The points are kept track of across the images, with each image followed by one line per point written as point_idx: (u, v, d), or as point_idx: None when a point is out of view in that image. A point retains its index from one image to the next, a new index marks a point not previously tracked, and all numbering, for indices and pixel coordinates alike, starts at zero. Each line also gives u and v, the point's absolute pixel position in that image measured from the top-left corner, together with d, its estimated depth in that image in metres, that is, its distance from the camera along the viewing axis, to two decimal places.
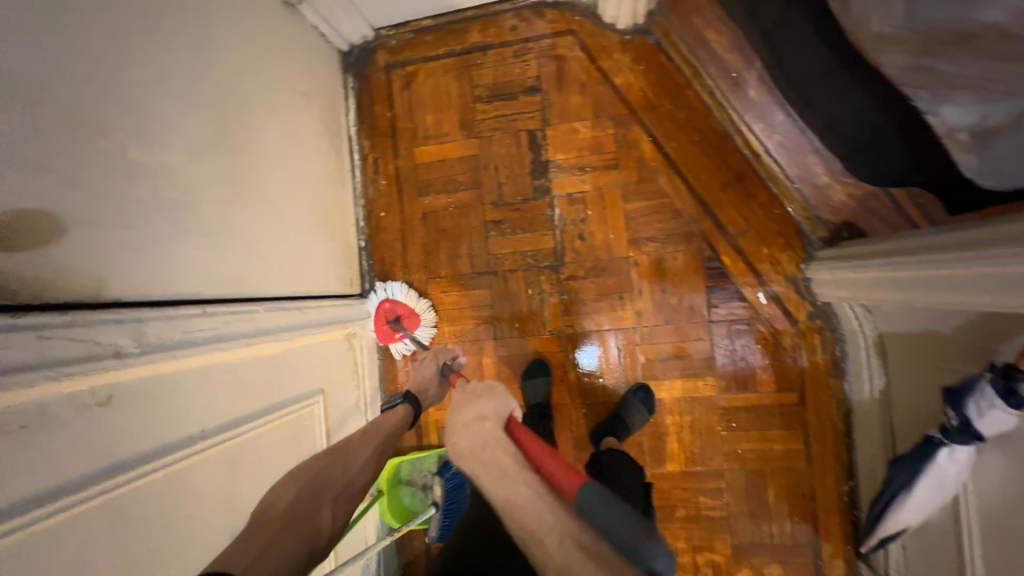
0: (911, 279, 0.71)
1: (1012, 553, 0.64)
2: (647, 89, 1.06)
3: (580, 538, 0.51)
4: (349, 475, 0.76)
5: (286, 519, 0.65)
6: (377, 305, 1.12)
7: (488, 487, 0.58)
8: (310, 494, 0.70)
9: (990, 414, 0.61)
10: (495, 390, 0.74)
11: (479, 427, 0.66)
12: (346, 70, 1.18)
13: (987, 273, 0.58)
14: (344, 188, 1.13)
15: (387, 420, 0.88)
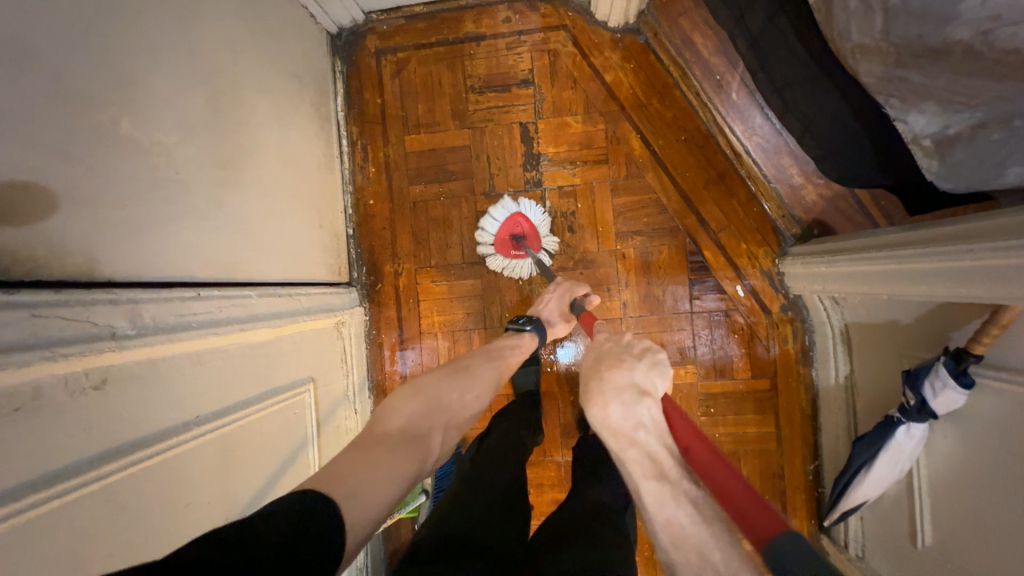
0: (875, 273, 0.78)
1: (960, 518, 0.72)
2: (636, 87, 1.09)
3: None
4: (469, 398, 0.77)
5: (401, 439, 0.63)
6: (511, 215, 1.09)
7: (640, 483, 0.56)
8: (424, 414, 0.69)
9: (943, 393, 0.68)
10: (654, 360, 0.68)
11: (637, 407, 0.61)
12: (334, 54, 1.15)
13: (943, 267, 0.64)
14: (332, 174, 1.11)
15: (514, 344, 0.91)
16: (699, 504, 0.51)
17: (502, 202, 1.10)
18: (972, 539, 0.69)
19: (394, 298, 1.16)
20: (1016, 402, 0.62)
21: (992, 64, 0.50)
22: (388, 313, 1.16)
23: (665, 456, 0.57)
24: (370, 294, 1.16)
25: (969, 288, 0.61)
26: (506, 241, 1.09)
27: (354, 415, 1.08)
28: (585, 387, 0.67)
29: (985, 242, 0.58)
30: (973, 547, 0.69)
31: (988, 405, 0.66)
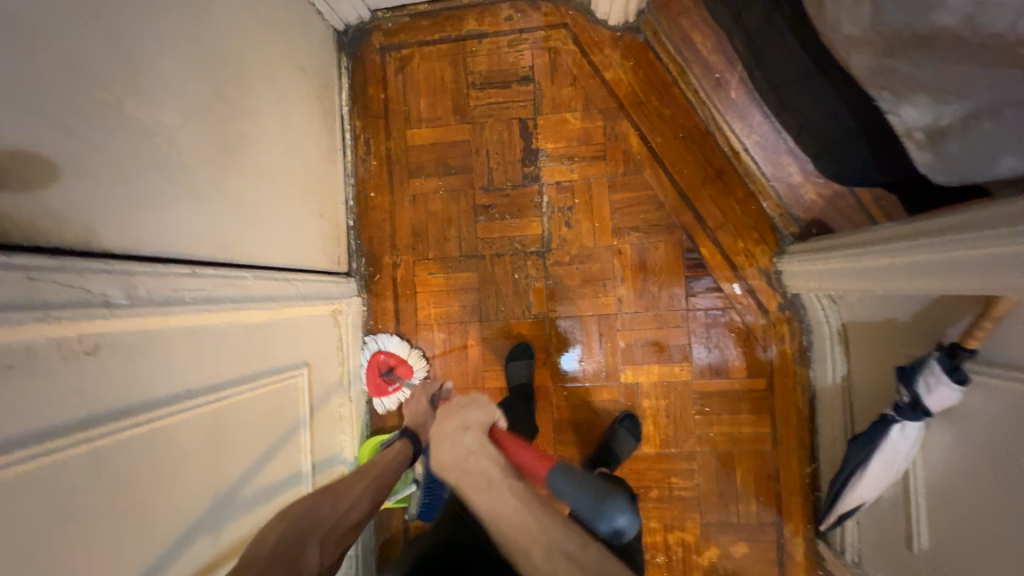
0: (871, 268, 0.77)
1: (956, 520, 0.70)
2: (635, 85, 1.10)
3: (566, 549, 0.59)
4: (343, 510, 0.71)
5: (272, 559, 0.60)
6: (370, 360, 1.13)
7: (472, 498, 0.65)
8: (295, 538, 0.64)
9: (936, 389, 0.66)
10: (482, 402, 0.77)
11: (463, 439, 0.70)
12: (341, 50, 1.18)
13: (939, 259, 0.63)
14: (336, 166, 1.14)
15: (384, 458, 0.85)
16: (521, 493, 0.64)
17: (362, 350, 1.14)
18: (969, 542, 0.67)
19: (392, 290, 1.17)
20: (1012, 399, 0.60)
21: (978, 52, 0.50)
22: (385, 306, 1.17)
23: (490, 463, 0.67)
24: (369, 285, 1.17)
25: (962, 278, 0.61)
26: (378, 381, 1.12)
27: (348, 403, 1.09)
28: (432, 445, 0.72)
29: (975, 232, 0.58)
30: (970, 550, 0.67)
31: (983, 402, 0.65)
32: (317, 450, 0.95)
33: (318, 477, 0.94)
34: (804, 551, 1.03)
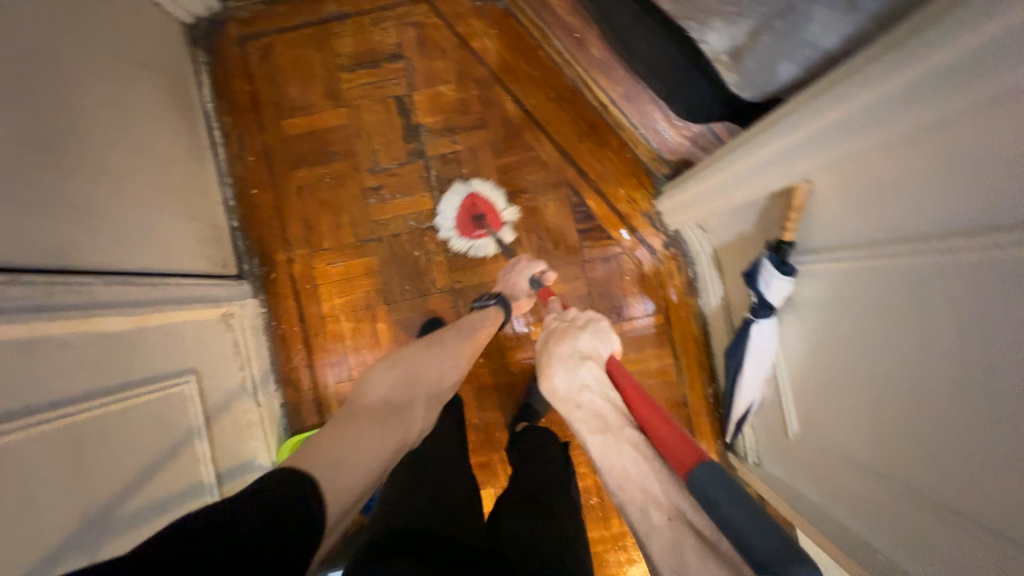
0: (718, 187, 0.84)
1: (817, 399, 0.78)
2: (504, 52, 1.13)
3: (695, 524, 0.50)
4: (443, 369, 0.82)
5: (379, 413, 0.71)
6: (467, 198, 1.11)
7: (589, 438, 0.64)
8: (402, 389, 0.75)
9: (772, 283, 0.74)
10: (598, 325, 0.80)
11: (581, 371, 0.72)
12: (194, 45, 1.12)
13: (758, 161, 0.70)
14: (204, 166, 1.09)
15: (481, 317, 0.93)
16: (642, 448, 0.59)
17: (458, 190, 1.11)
18: (828, 415, 0.76)
19: (290, 286, 1.14)
20: (834, 278, 0.68)
21: None
22: (285, 303, 1.13)
23: (608, 408, 0.66)
24: (263, 284, 1.13)
25: (781, 176, 0.68)
26: (469, 223, 1.11)
27: (256, 409, 1.04)
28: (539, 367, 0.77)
29: (775, 128, 0.64)
30: (830, 421, 0.76)
31: (811, 289, 0.74)
32: (220, 458, 0.91)
33: (225, 486, 0.90)
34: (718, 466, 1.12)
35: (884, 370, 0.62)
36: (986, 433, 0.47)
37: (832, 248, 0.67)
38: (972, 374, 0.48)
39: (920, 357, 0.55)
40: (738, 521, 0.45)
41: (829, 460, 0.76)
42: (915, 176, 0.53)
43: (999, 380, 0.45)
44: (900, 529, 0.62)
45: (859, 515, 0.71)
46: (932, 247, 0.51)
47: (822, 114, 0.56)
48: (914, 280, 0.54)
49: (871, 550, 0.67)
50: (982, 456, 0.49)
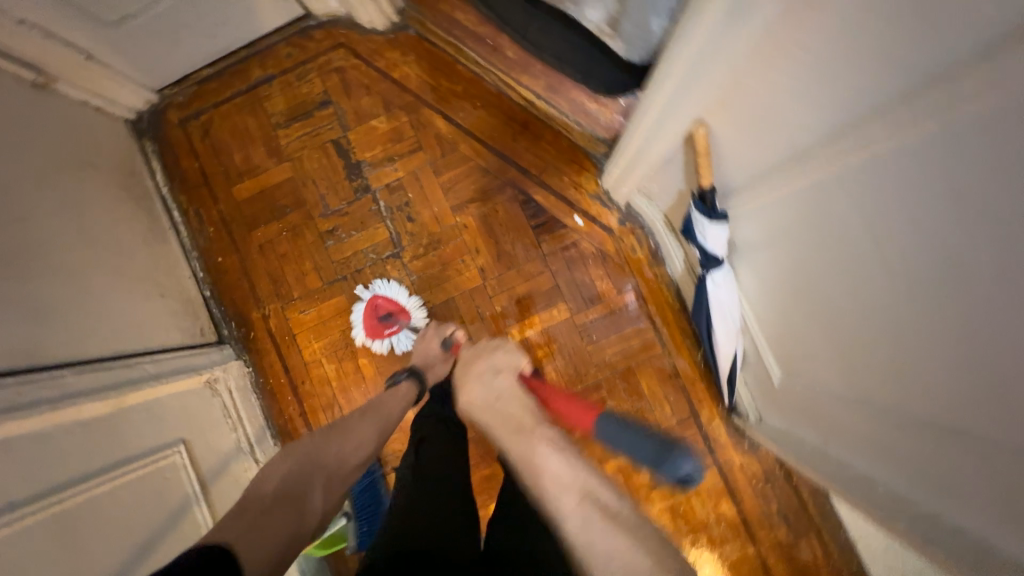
0: (640, 150, 0.82)
1: (790, 341, 0.76)
2: (423, 74, 1.16)
3: (600, 497, 0.57)
4: (348, 450, 0.77)
5: (275, 502, 0.65)
6: (369, 300, 1.13)
7: (506, 437, 0.67)
8: (300, 475, 0.71)
9: (710, 234, 0.72)
10: (508, 346, 0.83)
11: (495, 383, 0.76)
12: (140, 135, 1.19)
13: (657, 112, 0.70)
14: (168, 245, 1.14)
15: (394, 396, 0.89)
16: (554, 438, 0.65)
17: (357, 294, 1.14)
18: (803, 356, 0.73)
19: (270, 340, 1.17)
20: (772, 214, 0.65)
21: None
22: (268, 358, 1.16)
23: (522, 410, 0.71)
24: (245, 344, 1.17)
25: (680, 124, 0.68)
26: (376, 322, 1.13)
27: (256, 466, 1.06)
28: (458, 385, 0.79)
29: (659, 76, 0.65)
30: (807, 361, 0.73)
31: (752, 231, 0.72)
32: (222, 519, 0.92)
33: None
34: (726, 431, 1.08)
35: (829, 292, 0.61)
36: (927, 324, 0.46)
37: (760, 179, 0.64)
38: (901, 271, 0.47)
39: (851, 267, 0.54)
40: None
41: (811, 398, 0.74)
42: (775, 98, 0.54)
43: (918, 268, 0.45)
44: (897, 458, 0.59)
45: (853, 449, 0.68)
46: (822, 157, 0.51)
47: (688, 43, 0.57)
48: (819, 192, 0.54)
49: (875, 481, 0.65)
50: (958, 362, 0.44)
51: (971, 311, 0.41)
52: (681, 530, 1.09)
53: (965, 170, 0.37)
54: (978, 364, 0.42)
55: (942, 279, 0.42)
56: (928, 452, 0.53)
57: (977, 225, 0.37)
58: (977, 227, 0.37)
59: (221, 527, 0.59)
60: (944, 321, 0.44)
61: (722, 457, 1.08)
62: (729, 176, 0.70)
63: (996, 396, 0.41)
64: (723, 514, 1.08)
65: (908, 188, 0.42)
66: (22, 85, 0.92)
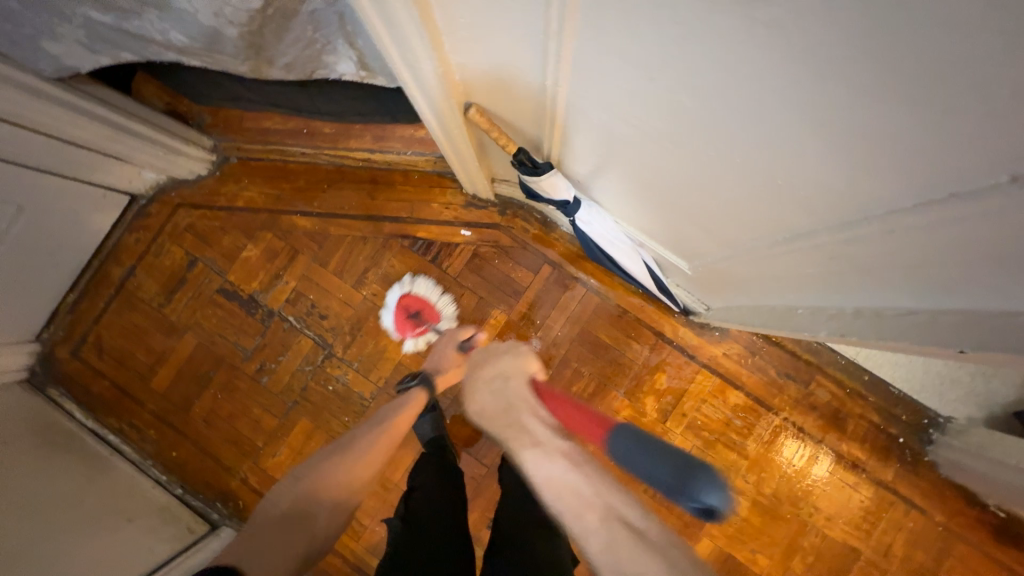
0: (462, 151, 0.83)
1: (672, 234, 0.79)
2: (263, 189, 1.19)
3: (624, 517, 0.57)
4: (358, 467, 0.78)
5: (285, 523, 0.67)
6: (400, 299, 1.14)
7: (522, 453, 0.68)
8: (308, 494, 0.71)
9: (546, 188, 0.77)
10: (518, 349, 0.84)
11: (509, 390, 0.77)
12: (43, 387, 1.18)
13: (439, 120, 0.71)
14: (118, 470, 1.11)
15: (408, 399, 0.91)
16: (570, 454, 0.65)
17: (393, 289, 1.15)
18: (687, 241, 0.77)
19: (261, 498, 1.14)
20: (588, 141, 0.66)
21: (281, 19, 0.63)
22: None
23: (535, 421, 0.71)
24: (240, 516, 1.13)
25: (455, 117, 0.69)
26: (405, 321, 1.14)
27: None
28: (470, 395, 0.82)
29: (413, 98, 0.66)
30: (692, 243, 0.76)
31: (580, 167, 0.75)
32: None
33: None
34: (693, 333, 1.11)
35: (653, 176, 0.64)
36: (729, 161, 0.48)
37: (552, 124, 0.65)
38: (694, 126, 0.47)
39: (649, 150, 0.57)
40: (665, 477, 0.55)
41: (714, 268, 0.78)
42: (490, 59, 0.54)
43: (698, 115, 0.45)
44: (799, 275, 0.61)
45: (769, 291, 0.72)
46: (554, 81, 0.53)
47: (402, 65, 0.58)
48: (580, 109, 0.58)
49: (795, 306, 0.70)
50: (775, 180, 0.46)
51: (737, 135, 0.44)
52: (711, 441, 1.10)
53: (639, 22, 0.38)
54: (778, 167, 0.44)
55: (709, 111, 0.43)
56: (799, 261, 0.57)
57: (688, 66, 0.39)
58: (682, 59, 0.39)
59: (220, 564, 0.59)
60: (725, 151, 0.47)
61: (704, 357, 1.11)
62: (529, 135, 0.72)
63: (806, 181, 0.43)
64: (737, 405, 1.10)
65: (628, 64, 0.44)
66: None
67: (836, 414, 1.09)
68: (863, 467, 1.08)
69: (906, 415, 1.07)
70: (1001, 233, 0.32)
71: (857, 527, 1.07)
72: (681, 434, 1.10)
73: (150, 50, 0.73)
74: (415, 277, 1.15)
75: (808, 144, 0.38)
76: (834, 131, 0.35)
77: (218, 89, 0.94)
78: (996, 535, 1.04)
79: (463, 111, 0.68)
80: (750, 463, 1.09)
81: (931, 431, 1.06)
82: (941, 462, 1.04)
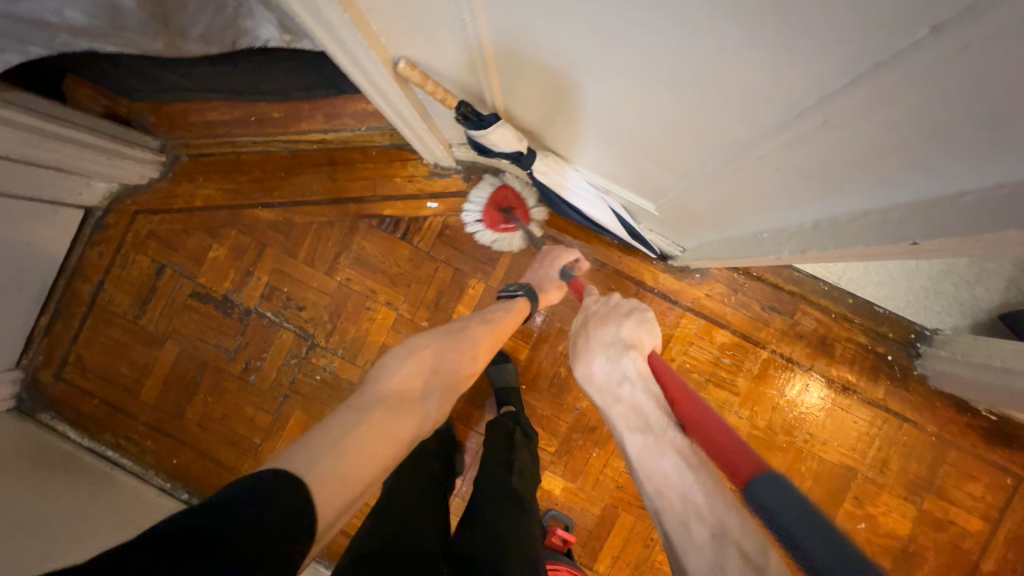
0: (407, 115, 0.80)
1: (634, 173, 0.76)
2: (220, 185, 1.16)
3: (741, 543, 0.43)
4: (459, 361, 0.77)
5: (392, 403, 0.64)
6: (498, 190, 1.08)
7: (626, 435, 0.58)
8: (418, 376, 0.70)
9: (495, 141, 0.73)
10: (643, 318, 0.75)
11: (621, 360, 0.67)
12: (33, 413, 1.18)
13: (371, 79, 0.67)
14: (121, 482, 1.12)
15: (509, 310, 0.91)
16: (688, 452, 0.51)
17: (488, 180, 1.09)
18: (650, 179, 0.74)
19: None
20: (528, 85, 0.62)
21: None
22: None
23: (647, 402, 0.59)
24: None
25: (386, 76, 0.66)
26: (495, 215, 1.08)
27: None
28: (580, 351, 0.74)
29: (338, 57, 0.63)
30: (653, 179, 0.74)
31: (526, 115, 0.72)
32: None
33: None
34: (673, 278, 1.10)
35: (599, 113, 0.62)
36: (663, 77, 0.45)
37: (484, 69, 0.61)
38: (621, 44, 0.44)
39: (585, 81, 0.55)
40: (812, 554, 0.33)
41: (679, 203, 0.76)
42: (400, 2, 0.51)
43: (620, 30, 0.42)
44: (756, 197, 0.59)
45: (734, 219, 0.70)
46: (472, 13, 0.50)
47: (312, 17, 0.55)
48: (507, 49, 0.55)
49: (760, 229, 0.69)
50: (713, 90, 0.43)
51: (661, 45, 0.41)
52: (701, 382, 1.10)
53: None
54: (710, 75, 0.41)
55: (629, 23, 0.40)
56: (753, 178, 0.55)
57: None
58: None
59: (323, 443, 0.54)
60: (654, 66, 0.45)
61: (687, 300, 1.10)
62: (467, 87, 0.68)
63: (738, 89, 0.41)
64: (723, 344, 1.10)
65: None
66: None
67: (823, 340, 1.09)
68: (853, 389, 1.09)
69: (892, 332, 1.07)
70: (926, 100, 0.30)
71: (852, 448, 1.09)
72: None
73: (57, 41, 0.69)
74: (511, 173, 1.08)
75: (728, 39, 0.36)
76: (746, 19, 0.33)
77: (146, 78, 0.90)
78: (988, 437, 1.06)
79: (393, 66, 0.64)
80: (742, 399, 1.10)
81: (919, 345, 1.06)
82: (929, 374, 1.04)
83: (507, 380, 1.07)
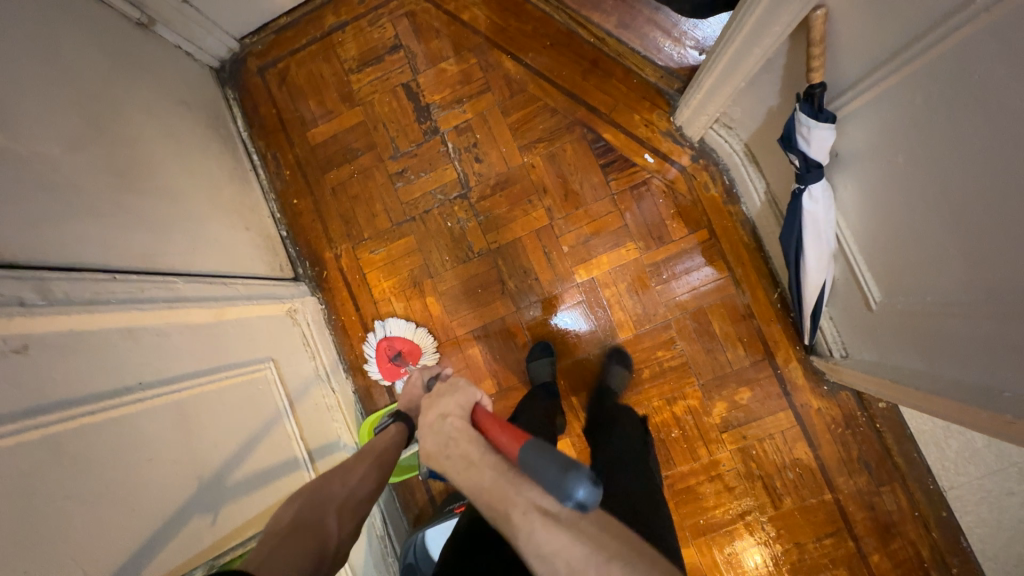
0: (747, 59, 0.82)
1: (895, 254, 0.73)
2: (492, 15, 1.18)
3: (541, 501, 0.49)
4: (355, 483, 0.72)
5: (286, 536, 0.61)
6: (381, 344, 1.16)
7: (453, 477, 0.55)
8: (312, 506, 0.66)
9: (814, 138, 0.71)
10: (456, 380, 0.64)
11: (440, 420, 0.59)
12: (223, 84, 1.26)
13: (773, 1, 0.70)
14: (250, 185, 1.20)
15: (383, 439, 0.80)
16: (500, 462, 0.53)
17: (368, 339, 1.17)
18: (912, 269, 0.71)
19: (342, 281, 1.20)
20: (920, 104, 0.60)
21: None
22: (340, 294, 1.20)
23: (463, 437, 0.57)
24: (319, 283, 1.21)
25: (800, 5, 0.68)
26: (388, 363, 1.15)
27: (333, 394, 1.11)
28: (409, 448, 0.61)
29: None
30: (915, 269, 0.71)
31: (863, 134, 0.70)
32: (308, 437, 0.98)
33: (247, 523, 0.77)
34: (803, 373, 1.05)
35: (951, 177, 0.59)
36: None
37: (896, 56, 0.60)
38: None
39: (990, 135, 0.52)
40: (552, 478, 0.47)
41: (918, 310, 0.71)
42: None
43: None
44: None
45: (963, 355, 0.67)
46: (983, 4, 0.48)
47: None
48: (972, 48, 0.51)
49: (1003, 388, 0.62)
50: None
51: None
52: (753, 475, 1.06)
53: None
54: None
55: None
56: None
57: None
58: None
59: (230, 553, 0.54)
60: None
61: (799, 400, 1.05)
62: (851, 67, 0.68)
63: None
64: (798, 460, 1.05)
65: None
66: (127, 22, 1.00)
67: (888, 526, 1.02)
68: None
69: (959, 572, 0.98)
70: None
71: None
72: (729, 451, 1.07)
73: None
74: (387, 322, 1.17)
75: None
76: None
77: None
78: None
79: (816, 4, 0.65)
80: (776, 515, 1.04)
81: None
82: None
83: (614, 382, 1.06)
